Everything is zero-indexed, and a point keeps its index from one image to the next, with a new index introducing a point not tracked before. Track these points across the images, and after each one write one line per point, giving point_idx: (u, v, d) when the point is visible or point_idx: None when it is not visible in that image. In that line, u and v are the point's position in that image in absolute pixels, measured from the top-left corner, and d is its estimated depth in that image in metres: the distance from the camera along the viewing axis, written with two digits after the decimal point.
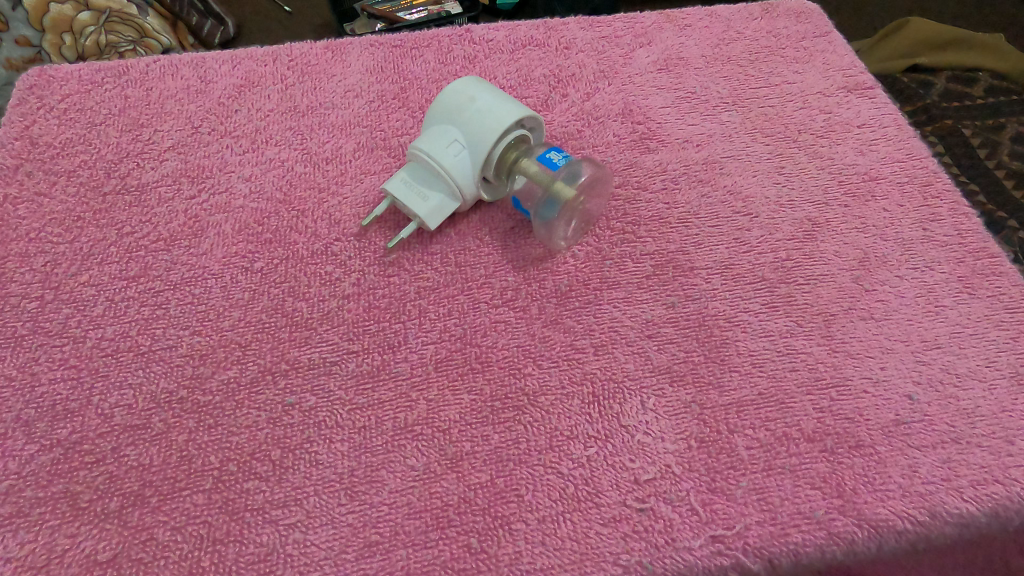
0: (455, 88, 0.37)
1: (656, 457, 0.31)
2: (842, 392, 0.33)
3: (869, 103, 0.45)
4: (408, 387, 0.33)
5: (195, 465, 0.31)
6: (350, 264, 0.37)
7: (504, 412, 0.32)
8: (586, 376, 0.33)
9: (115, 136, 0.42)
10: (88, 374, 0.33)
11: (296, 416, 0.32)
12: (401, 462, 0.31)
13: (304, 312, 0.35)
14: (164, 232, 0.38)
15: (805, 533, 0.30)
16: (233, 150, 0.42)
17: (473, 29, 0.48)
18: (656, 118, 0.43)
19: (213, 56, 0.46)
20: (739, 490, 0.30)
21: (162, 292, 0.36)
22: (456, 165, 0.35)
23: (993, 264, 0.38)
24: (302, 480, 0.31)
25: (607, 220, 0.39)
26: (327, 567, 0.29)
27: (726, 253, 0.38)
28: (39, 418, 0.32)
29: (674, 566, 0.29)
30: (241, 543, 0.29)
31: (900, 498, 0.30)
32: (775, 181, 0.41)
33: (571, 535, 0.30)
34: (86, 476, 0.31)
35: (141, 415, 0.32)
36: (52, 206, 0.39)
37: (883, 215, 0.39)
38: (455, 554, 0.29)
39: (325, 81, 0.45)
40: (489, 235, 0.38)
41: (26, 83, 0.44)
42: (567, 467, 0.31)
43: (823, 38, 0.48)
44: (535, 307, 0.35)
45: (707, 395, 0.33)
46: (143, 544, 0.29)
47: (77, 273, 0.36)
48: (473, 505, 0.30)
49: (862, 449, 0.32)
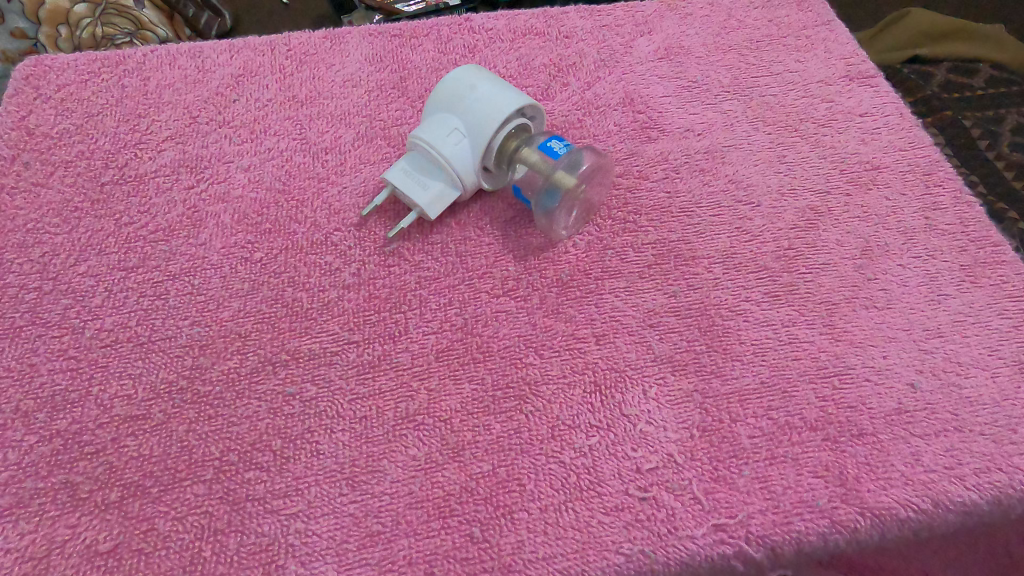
0: (455, 76, 0.36)
1: (658, 446, 0.31)
2: (844, 380, 0.33)
3: (870, 92, 0.44)
4: (409, 376, 0.33)
5: (196, 456, 0.31)
6: (350, 254, 0.37)
7: (506, 401, 0.32)
8: (588, 365, 0.33)
9: (113, 126, 0.42)
10: (87, 365, 0.33)
11: (297, 406, 0.32)
12: (402, 452, 0.31)
13: (304, 303, 0.35)
14: (162, 222, 0.38)
15: (808, 521, 0.29)
16: (231, 140, 0.41)
17: (473, 18, 0.48)
18: (656, 107, 0.43)
19: (211, 46, 0.46)
20: (741, 479, 0.30)
21: (161, 282, 0.36)
22: (456, 154, 0.35)
23: (996, 253, 0.37)
24: (303, 470, 0.31)
25: (607, 210, 0.38)
26: (329, 557, 0.29)
27: (728, 242, 0.37)
28: (37, 409, 0.32)
29: (676, 554, 0.29)
30: (242, 533, 0.29)
31: (903, 487, 0.30)
32: (777, 170, 0.40)
33: (573, 524, 0.29)
34: (86, 467, 0.31)
35: (140, 405, 0.32)
36: (50, 197, 0.39)
37: (884, 203, 0.39)
38: (457, 544, 0.29)
39: (324, 71, 0.45)
40: (490, 225, 0.38)
41: (21, 72, 0.43)
42: (569, 457, 0.31)
43: (824, 26, 0.48)
44: (535, 297, 0.35)
45: (709, 384, 0.33)
46: (144, 535, 0.29)
47: (75, 264, 0.36)
48: (475, 495, 0.30)
49: (864, 437, 0.31)
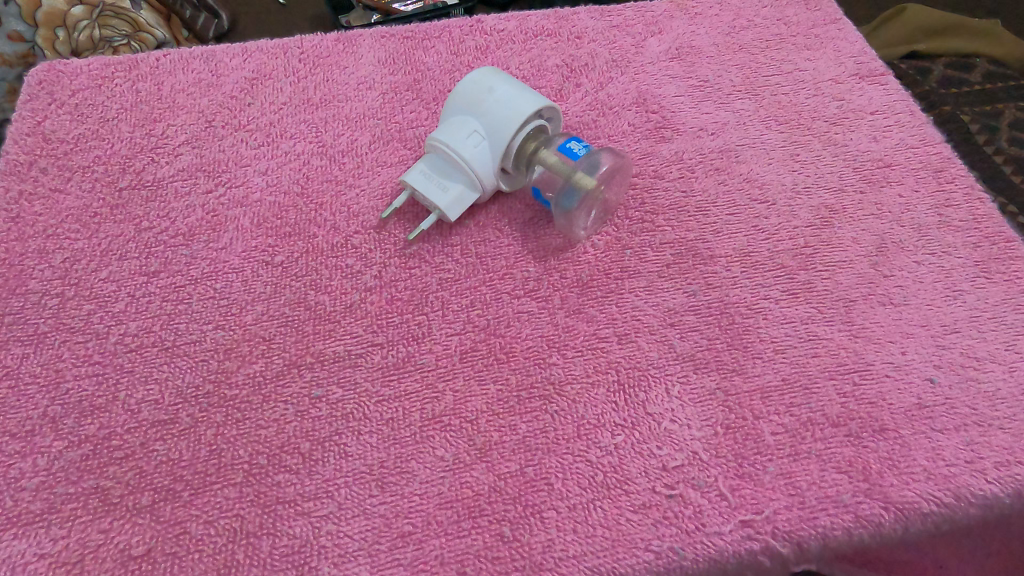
0: (473, 79, 0.37)
1: (682, 443, 0.32)
2: (864, 376, 0.33)
3: (880, 90, 0.45)
4: (434, 378, 0.33)
5: (225, 459, 0.31)
6: (370, 257, 0.37)
7: (532, 401, 0.33)
8: (611, 364, 0.34)
9: (128, 131, 0.42)
10: (113, 370, 0.33)
11: (324, 409, 0.32)
12: (430, 453, 0.31)
13: (327, 305, 0.35)
14: (182, 227, 0.38)
15: (833, 516, 0.30)
16: (248, 144, 0.41)
17: (484, 19, 0.48)
18: (669, 107, 0.43)
19: (224, 50, 0.46)
20: (767, 475, 0.31)
21: (183, 287, 0.36)
22: (476, 156, 0.35)
23: (1010, 248, 0.38)
24: (332, 472, 0.31)
25: (625, 210, 0.39)
26: (361, 559, 0.29)
27: (745, 241, 0.38)
28: (65, 414, 0.32)
29: (705, 550, 0.29)
30: (274, 536, 0.29)
31: (925, 481, 0.31)
32: (790, 169, 0.41)
33: (602, 522, 0.30)
34: (116, 471, 0.31)
35: (168, 410, 0.32)
36: (69, 202, 0.39)
37: (897, 200, 0.40)
38: (488, 543, 0.29)
39: (338, 74, 0.45)
40: (509, 226, 0.38)
41: (35, 78, 0.43)
42: (595, 455, 0.31)
43: (832, 24, 0.48)
44: (557, 297, 0.36)
45: (731, 382, 0.33)
46: (177, 538, 0.29)
47: (96, 269, 0.36)
48: (504, 494, 0.30)
49: (886, 433, 0.32)
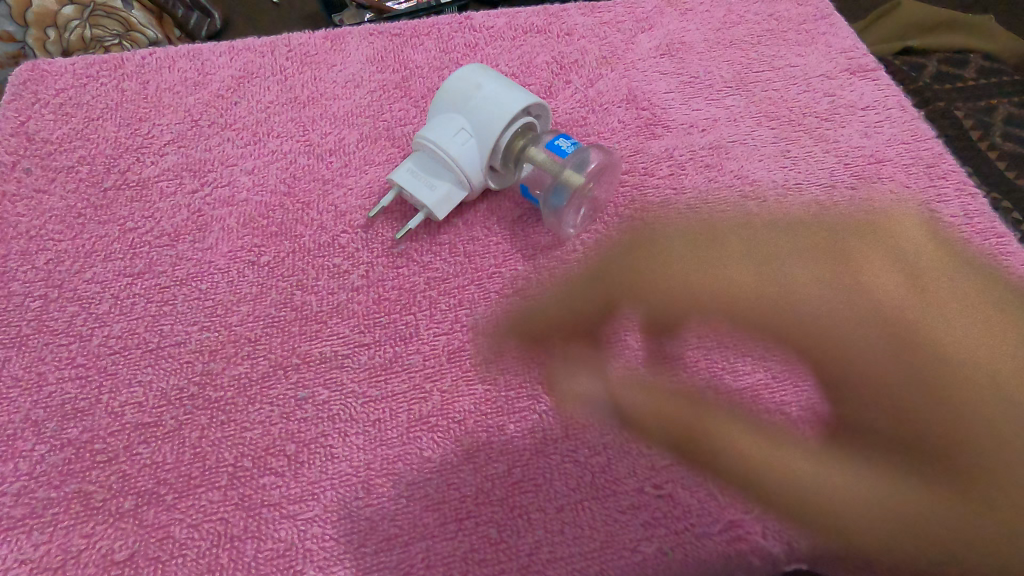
0: (460, 76, 0.36)
1: (672, 443, 0.31)
2: (854, 373, 0.33)
3: (872, 85, 0.45)
4: (421, 378, 0.33)
5: (210, 462, 0.31)
6: (357, 256, 0.36)
7: (520, 401, 0.32)
8: (600, 364, 0.33)
9: (113, 130, 0.41)
10: (96, 372, 0.33)
11: (310, 410, 0.32)
12: (417, 454, 0.31)
13: (313, 306, 0.35)
14: (167, 227, 0.37)
15: (823, 516, 0.30)
16: (234, 143, 0.41)
17: (473, 16, 0.47)
18: (660, 103, 0.43)
19: (210, 48, 0.45)
20: (757, 474, 0.31)
21: (168, 288, 0.35)
22: (464, 154, 0.35)
23: (1000, 245, 0.38)
24: (318, 474, 0.30)
25: (614, 208, 0.38)
26: (347, 562, 0.29)
27: (735, 237, 0.37)
28: (48, 418, 0.32)
29: (693, 551, 0.29)
30: (258, 539, 0.29)
31: (916, 480, 0.31)
32: (781, 165, 0.41)
33: (591, 523, 0.30)
34: (99, 475, 0.30)
35: (151, 412, 0.32)
36: (52, 203, 0.38)
37: (888, 196, 0.39)
38: (475, 545, 0.29)
39: (325, 72, 0.44)
40: (498, 224, 0.38)
41: (19, 78, 0.43)
42: (584, 456, 0.31)
43: (824, 20, 0.48)
44: (545, 296, 0.35)
45: (721, 380, 0.33)
46: (160, 543, 0.29)
47: (79, 271, 0.36)
48: (491, 496, 0.30)
49: (876, 430, 0.32)
